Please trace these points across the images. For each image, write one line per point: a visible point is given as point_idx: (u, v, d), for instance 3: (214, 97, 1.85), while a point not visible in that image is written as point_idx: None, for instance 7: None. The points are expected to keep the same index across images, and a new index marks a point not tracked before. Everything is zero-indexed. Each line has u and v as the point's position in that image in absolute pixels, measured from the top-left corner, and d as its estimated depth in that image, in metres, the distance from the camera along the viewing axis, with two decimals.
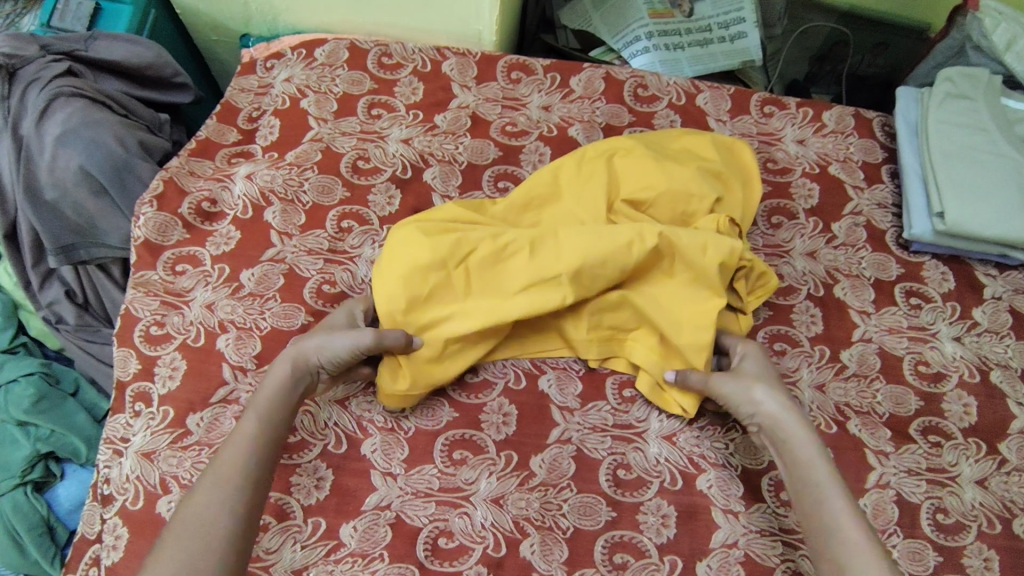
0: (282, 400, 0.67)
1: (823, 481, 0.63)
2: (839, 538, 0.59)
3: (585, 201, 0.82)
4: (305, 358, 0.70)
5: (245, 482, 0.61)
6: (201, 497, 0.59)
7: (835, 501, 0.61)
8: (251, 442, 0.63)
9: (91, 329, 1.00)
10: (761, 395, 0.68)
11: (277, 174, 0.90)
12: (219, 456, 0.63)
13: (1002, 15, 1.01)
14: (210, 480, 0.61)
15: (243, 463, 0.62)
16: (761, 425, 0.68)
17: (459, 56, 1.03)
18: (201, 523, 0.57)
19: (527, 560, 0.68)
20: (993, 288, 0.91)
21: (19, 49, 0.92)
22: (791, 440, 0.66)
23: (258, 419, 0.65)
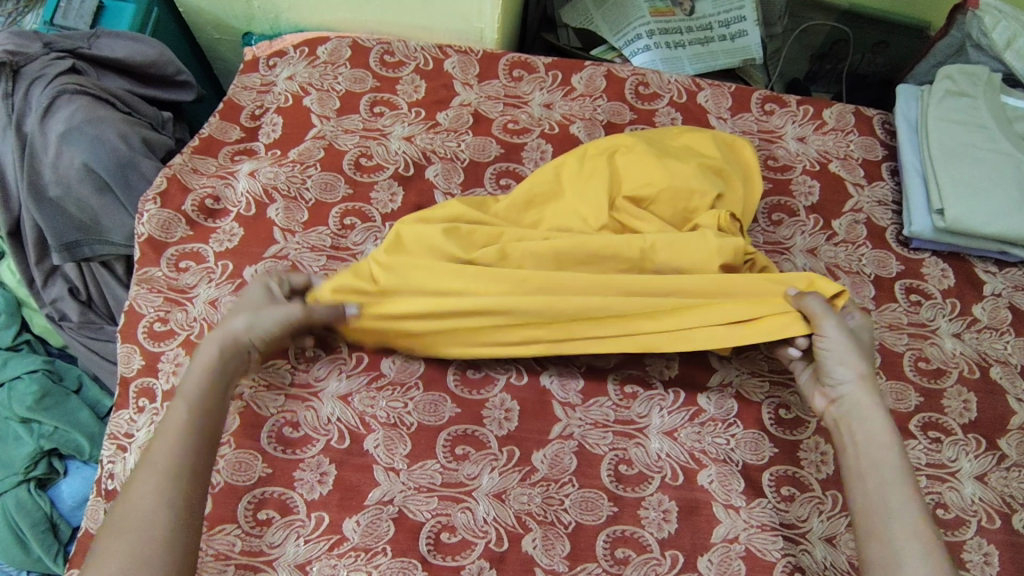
0: (212, 382, 0.68)
1: (893, 452, 0.65)
2: (894, 504, 0.61)
3: (587, 195, 0.82)
4: (232, 337, 0.71)
5: (179, 470, 0.62)
6: (135, 492, 0.60)
7: (899, 471, 0.63)
8: (181, 430, 0.64)
9: (94, 326, 1.00)
10: (859, 365, 0.70)
11: (279, 171, 0.90)
12: (150, 448, 0.63)
13: (1001, 13, 1.01)
14: (144, 472, 0.61)
15: (175, 452, 0.62)
16: (846, 388, 0.70)
17: (461, 54, 1.03)
18: (137, 517, 0.58)
19: (529, 554, 0.68)
20: (992, 285, 0.91)
21: (24, 46, 0.93)
22: (871, 411, 0.68)
23: (188, 405, 0.66)
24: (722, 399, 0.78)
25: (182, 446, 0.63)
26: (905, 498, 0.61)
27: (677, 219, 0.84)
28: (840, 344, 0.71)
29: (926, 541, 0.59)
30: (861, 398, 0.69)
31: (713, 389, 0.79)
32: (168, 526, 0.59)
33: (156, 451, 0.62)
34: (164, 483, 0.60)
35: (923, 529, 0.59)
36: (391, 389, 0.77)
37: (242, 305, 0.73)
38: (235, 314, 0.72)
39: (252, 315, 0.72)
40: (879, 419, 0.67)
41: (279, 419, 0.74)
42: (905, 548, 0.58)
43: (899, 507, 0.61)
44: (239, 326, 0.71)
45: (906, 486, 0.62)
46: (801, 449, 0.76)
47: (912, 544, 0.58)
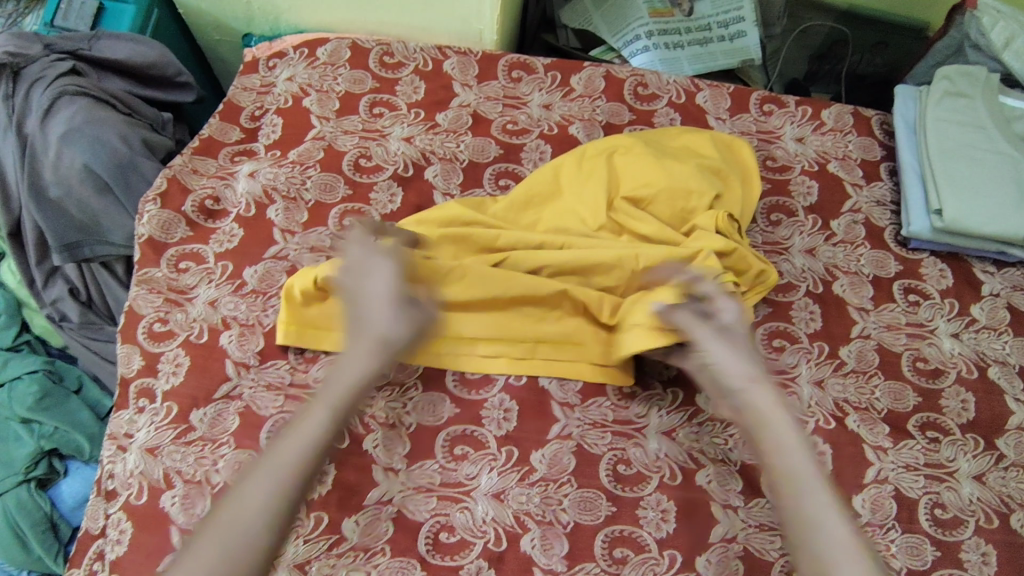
0: (356, 393, 0.61)
1: (798, 450, 0.59)
2: (816, 511, 0.55)
3: (586, 195, 0.83)
4: (384, 342, 0.64)
5: (298, 488, 0.55)
6: (250, 496, 0.54)
7: (817, 471, 0.58)
8: (314, 442, 0.57)
9: (94, 327, 1.00)
10: (747, 367, 0.65)
11: (279, 172, 0.90)
12: (277, 449, 0.57)
13: (1000, 13, 1.01)
14: (265, 476, 0.55)
15: (301, 467, 0.56)
16: (741, 389, 0.64)
17: (461, 55, 1.03)
18: (242, 524, 0.52)
19: (528, 554, 0.68)
20: (990, 285, 0.91)
21: (24, 48, 0.93)
22: (771, 408, 0.62)
23: (329, 414, 0.59)
24: None
25: (309, 461, 0.57)
26: (823, 497, 0.56)
27: (676, 220, 0.84)
28: (726, 348, 0.66)
29: (857, 541, 0.53)
30: (761, 396, 0.63)
31: None
32: (270, 548, 0.52)
33: (283, 455, 0.56)
34: (279, 496, 0.54)
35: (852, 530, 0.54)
36: (390, 390, 0.77)
37: (383, 297, 0.66)
38: (383, 315, 0.65)
39: (404, 318, 0.65)
40: (780, 415, 0.61)
41: (278, 419, 0.74)
42: (841, 550, 0.52)
43: (820, 507, 0.55)
44: (394, 333, 0.64)
45: (823, 485, 0.56)
46: None
47: (844, 547, 0.52)
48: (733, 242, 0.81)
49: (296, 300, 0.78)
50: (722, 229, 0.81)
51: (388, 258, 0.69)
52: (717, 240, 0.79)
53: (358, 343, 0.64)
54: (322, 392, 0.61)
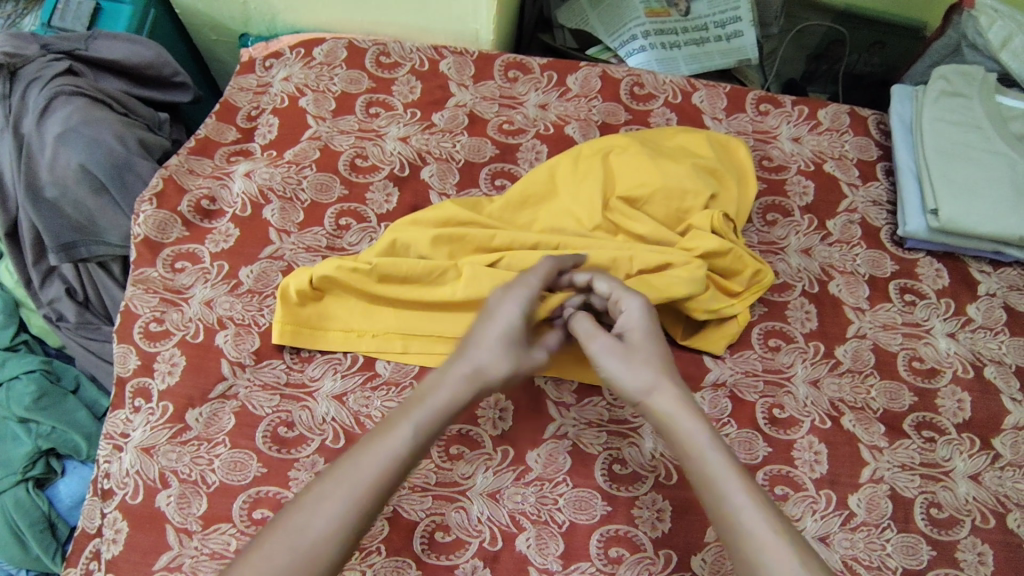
0: (443, 418, 0.60)
1: (711, 448, 0.58)
2: (743, 511, 0.54)
3: (582, 195, 0.83)
4: (488, 374, 0.62)
5: (371, 508, 0.54)
6: (326, 507, 0.53)
7: (734, 469, 0.57)
8: (393, 463, 0.56)
9: (91, 327, 1.00)
10: (646, 367, 0.63)
11: (275, 172, 0.90)
12: (357, 460, 0.55)
13: (998, 12, 1.00)
14: (342, 487, 0.54)
15: (380, 486, 0.55)
16: (647, 398, 0.62)
17: (458, 55, 1.03)
18: (311, 533, 0.51)
19: (524, 554, 0.69)
20: (987, 285, 0.91)
21: (20, 48, 0.93)
22: (678, 411, 0.60)
23: (412, 435, 0.57)
24: (715, 399, 0.78)
25: (386, 481, 0.55)
26: (745, 495, 0.55)
27: (671, 220, 0.84)
28: (622, 352, 0.64)
29: (788, 533, 0.53)
30: (667, 399, 0.61)
31: (708, 388, 0.79)
32: (333, 562, 0.51)
33: (363, 470, 0.55)
34: (352, 511, 0.53)
35: (781, 523, 0.54)
36: (385, 389, 0.76)
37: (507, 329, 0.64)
38: (488, 346, 0.63)
39: (512, 351, 0.64)
40: (688, 416, 0.60)
41: (275, 418, 0.74)
42: (771, 548, 0.52)
43: (742, 508, 0.54)
44: (500, 370, 0.63)
45: (741, 481, 0.56)
46: (794, 449, 0.76)
47: (774, 546, 0.52)
48: (728, 242, 0.81)
49: (292, 298, 0.78)
50: (720, 229, 0.81)
51: (512, 284, 0.68)
52: (713, 240, 0.79)
53: (452, 366, 0.62)
54: (409, 408, 0.59)
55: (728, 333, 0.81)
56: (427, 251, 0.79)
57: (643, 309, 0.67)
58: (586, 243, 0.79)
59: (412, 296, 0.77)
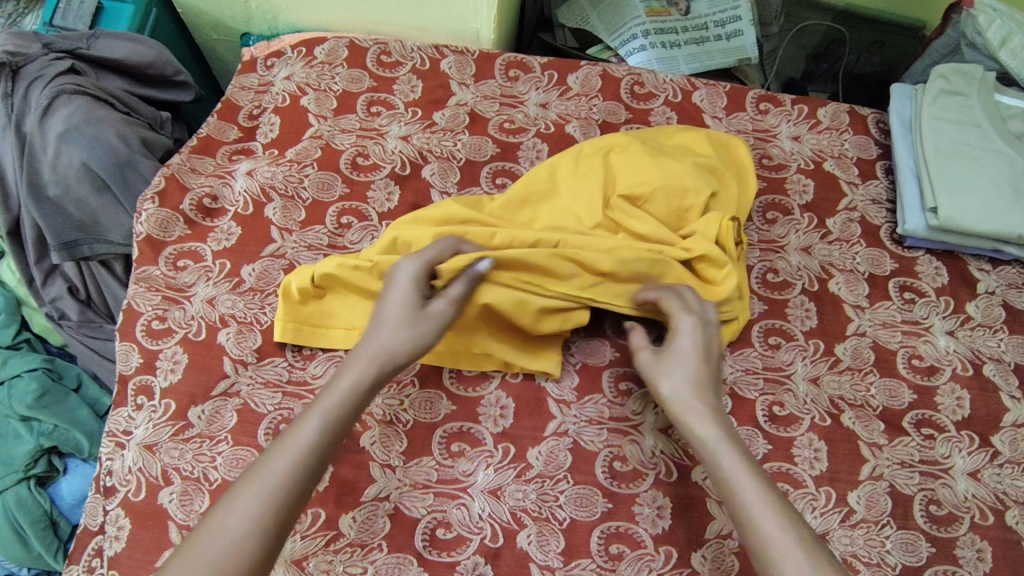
0: (352, 400, 0.62)
1: (726, 454, 0.61)
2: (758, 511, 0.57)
3: (582, 193, 0.83)
4: (387, 353, 0.65)
5: (289, 495, 0.56)
6: (239, 505, 0.55)
7: (751, 473, 0.60)
8: (304, 450, 0.58)
9: (93, 325, 1.00)
10: (683, 376, 0.66)
11: (277, 171, 0.91)
12: (268, 460, 0.58)
13: (996, 11, 1.01)
14: (253, 485, 0.56)
15: (291, 474, 0.57)
16: (673, 408, 0.66)
17: (458, 54, 1.04)
18: (231, 530, 0.54)
19: (525, 550, 0.69)
20: (986, 283, 0.92)
21: (23, 47, 0.93)
22: (698, 419, 0.64)
23: (320, 422, 0.60)
24: None
25: (301, 468, 0.58)
26: (762, 497, 0.58)
27: (672, 218, 0.84)
28: (660, 361, 0.68)
29: (796, 532, 0.55)
30: (689, 409, 0.64)
31: None
32: (259, 552, 0.54)
33: (275, 466, 0.57)
34: (268, 502, 0.55)
35: (790, 522, 0.56)
36: (387, 387, 0.77)
37: (401, 311, 0.67)
38: (390, 326, 0.66)
39: (412, 330, 0.66)
40: (706, 424, 0.63)
41: (276, 416, 0.75)
42: (778, 548, 0.54)
43: (753, 509, 0.57)
44: (400, 346, 0.65)
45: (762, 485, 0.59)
46: (794, 446, 0.76)
47: (781, 545, 0.55)
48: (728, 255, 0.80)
49: (294, 296, 0.78)
50: (724, 235, 0.81)
51: (406, 256, 0.71)
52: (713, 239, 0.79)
53: (359, 353, 0.65)
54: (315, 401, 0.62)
55: (728, 331, 0.81)
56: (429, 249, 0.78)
57: (691, 322, 0.68)
58: (585, 242, 0.79)
59: None
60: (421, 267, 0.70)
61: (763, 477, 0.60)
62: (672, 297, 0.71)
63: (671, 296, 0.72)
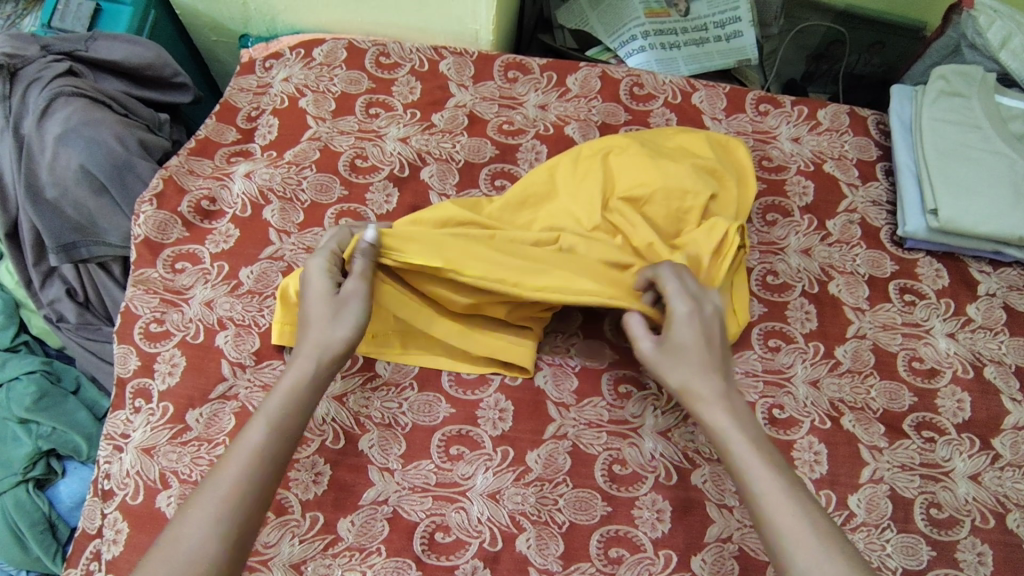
0: (297, 400, 0.62)
1: (738, 442, 0.61)
2: (771, 494, 0.58)
3: (582, 196, 0.83)
4: (325, 348, 0.65)
5: (246, 498, 0.56)
6: (195, 515, 0.55)
7: (765, 459, 0.60)
8: (254, 452, 0.58)
9: (91, 328, 1.01)
10: (690, 363, 0.65)
11: (276, 173, 0.91)
12: (219, 469, 0.58)
13: (997, 12, 1.00)
14: (206, 494, 0.56)
15: (244, 477, 0.57)
16: (683, 397, 0.66)
17: (457, 55, 1.04)
18: (187, 542, 0.53)
19: (524, 554, 0.69)
20: (986, 285, 0.91)
21: (20, 49, 0.93)
22: (708, 407, 0.64)
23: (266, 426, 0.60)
24: None
25: (254, 468, 0.58)
26: (773, 483, 0.58)
27: (671, 220, 0.84)
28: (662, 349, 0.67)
29: (807, 515, 0.56)
30: (699, 398, 0.64)
31: None
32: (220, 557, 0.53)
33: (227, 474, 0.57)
34: (225, 509, 0.55)
35: (802, 506, 0.57)
36: (385, 389, 0.77)
37: (323, 305, 0.66)
38: (317, 322, 0.66)
39: (341, 320, 0.66)
40: (717, 411, 0.63)
41: None
42: (793, 533, 0.55)
43: (766, 495, 0.58)
44: (336, 338, 0.65)
45: (773, 471, 0.59)
46: (794, 449, 0.76)
47: (794, 529, 0.55)
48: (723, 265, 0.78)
49: (292, 298, 0.77)
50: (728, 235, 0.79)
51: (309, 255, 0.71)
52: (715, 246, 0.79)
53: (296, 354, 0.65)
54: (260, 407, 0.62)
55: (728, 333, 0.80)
56: None
57: (688, 309, 0.66)
58: (586, 242, 0.79)
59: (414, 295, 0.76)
60: (332, 262, 0.70)
61: (776, 461, 0.60)
62: (670, 277, 0.68)
63: (668, 276, 0.68)
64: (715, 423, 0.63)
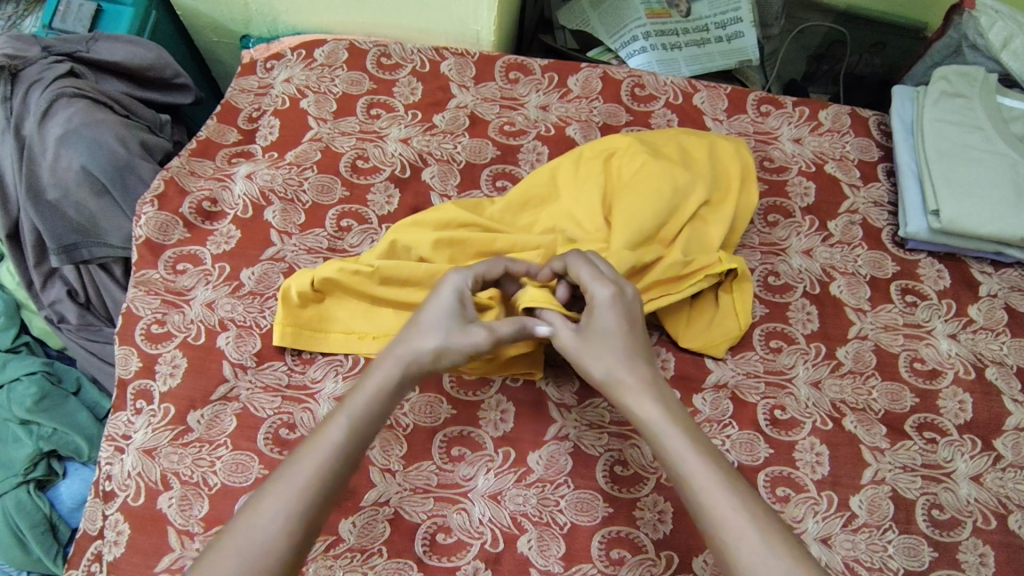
0: (378, 404, 0.61)
1: (669, 432, 0.59)
2: (706, 483, 0.56)
3: (583, 199, 0.83)
4: (420, 361, 0.63)
5: (321, 497, 0.56)
6: (268, 506, 0.55)
7: (698, 451, 0.58)
8: (332, 451, 0.58)
9: (93, 328, 1.00)
10: (613, 352, 0.63)
11: (277, 174, 0.91)
12: (297, 460, 0.58)
13: (998, 13, 1.00)
14: (281, 484, 0.56)
15: (320, 475, 0.57)
16: (610, 389, 0.63)
17: (458, 56, 1.04)
18: (259, 532, 0.54)
19: (526, 555, 0.68)
20: (988, 286, 0.91)
21: (22, 50, 0.93)
22: (637, 400, 0.61)
23: (348, 424, 0.60)
24: (717, 400, 0.78)
25: (329, 469, 0.57)
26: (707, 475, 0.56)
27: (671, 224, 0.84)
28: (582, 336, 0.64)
29: (744, 504, 0.55)
30: (626, 389, 0.62)
31: (709, 390, 0.79)
32: (286, 552, 0.54)
33: (300, 470, 0.57)
34: (295, 506, 0.55)
35: (738, 496, 0.55)
36: None
37: (445, 319, 0.64)
38: (427, 332, 0.63)
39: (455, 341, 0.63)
40: (648, 402, 0.61)
41: (276, 420, 0.74)
42: (728, 522, 0.54)
43: (702, 487, 0.56)
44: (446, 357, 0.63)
45: (705, 460, 0.57)
46: (796, 450, 0.76)
47: (731, 520, 0.54)
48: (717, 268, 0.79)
49: (293, 300, 0.78)
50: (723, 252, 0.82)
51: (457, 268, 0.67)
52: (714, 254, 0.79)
53: (389, 352, 0.63)
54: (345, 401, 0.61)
55: (729, 334, 0.80)
56: (425, 258, 0.78)
57: (608, 296, 0.64)
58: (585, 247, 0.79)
59: (412, 300, 0.76)
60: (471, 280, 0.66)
61: (709, 449, 0.59)
62: (581, 264, 0.66)
63: (580, 264, 0.66)
64: (645, 416, 0.60)
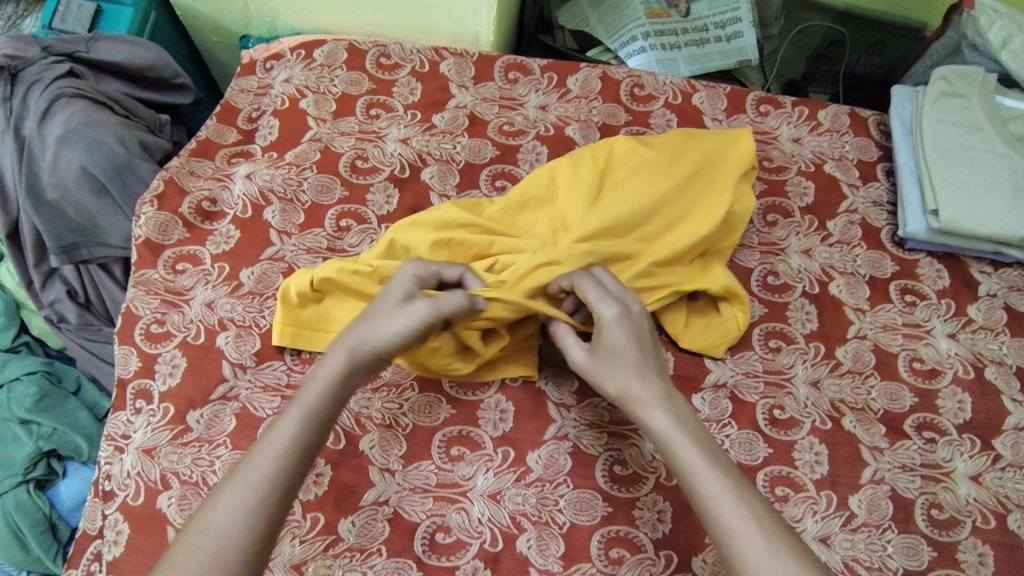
0: (331, 396, 0.61)
1: (679, 442, 0.59)
2: (716, 493, 0.55)
3: (581, 198, 0.83)
4: (368, 350, 0.63)
5: (276, 492, 0.56)
6: (224, 503, 0.55)
7: (709, 461, 0.57)
8: (286, 445, 0.58)
9: (93, 328, 1.01)
10: (623, 365, 0.63)
11: (276, 174, 0.91)
12: (253, 456, 0.57)
13: (998, 13, 1.00)
14: (238, 480, 0.56)
15: (276, 469, 0.56)
16: (624, 404, 0.63)
17: (458, 56, 1.04)
18: (217, 529, 0.53)
19: (525, 555, 0.69)
20: (987, 286, 0.91)
21: (21, 50, 0.93)
22: (648, 411, 0.61)
23: (300, 418, 0.60)
24: (716, 400, 0.78)
25: (287, 462, 0.57)
26: (717, 485, 0.56)
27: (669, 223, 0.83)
28: (596, 352, 0.65)
29: (755, 514, 0.54)
30: (637, 401, 0.62)
31: (708, 390, 0.79)
32: (248, 547, 0.53)
33: (258, 466, 0.56)
34: (253, 502, 0.55)
35: (749, 506, 0.54)
36: (386, 390, 0.77)
37: (389, 309, 0.65)
38: (375, 322, 0.64)
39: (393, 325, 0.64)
40: (658, 414, 0.61)
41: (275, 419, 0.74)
42: (738, 532, 0.53)
43: (712, 497, 0.55)
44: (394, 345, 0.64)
45: (715, 470, 0.57)
46: (795, 450, 0.76)
47: (739, 530, 0.53)
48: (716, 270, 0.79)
49: (293, 300, 0.78)
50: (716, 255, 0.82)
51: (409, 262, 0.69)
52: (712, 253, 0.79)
53: (340, 342, 0.64)
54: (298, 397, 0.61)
55: (728, 335, 0.81)
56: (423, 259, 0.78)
57: (614, 313, 0.64)
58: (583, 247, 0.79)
59: None
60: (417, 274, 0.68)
61: (721, 459, 0.58)
62: (587, 283, 0.67)
63: (586, 283, 0.68)
64: (656, 428, 0.60)
